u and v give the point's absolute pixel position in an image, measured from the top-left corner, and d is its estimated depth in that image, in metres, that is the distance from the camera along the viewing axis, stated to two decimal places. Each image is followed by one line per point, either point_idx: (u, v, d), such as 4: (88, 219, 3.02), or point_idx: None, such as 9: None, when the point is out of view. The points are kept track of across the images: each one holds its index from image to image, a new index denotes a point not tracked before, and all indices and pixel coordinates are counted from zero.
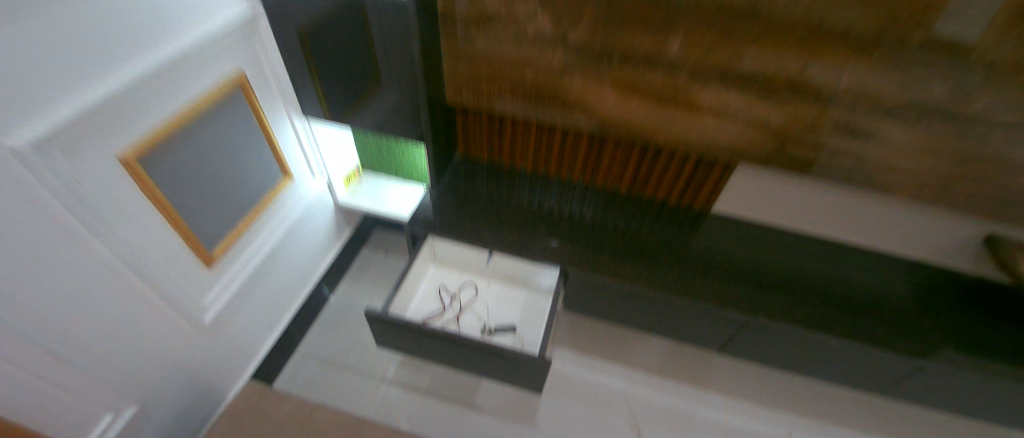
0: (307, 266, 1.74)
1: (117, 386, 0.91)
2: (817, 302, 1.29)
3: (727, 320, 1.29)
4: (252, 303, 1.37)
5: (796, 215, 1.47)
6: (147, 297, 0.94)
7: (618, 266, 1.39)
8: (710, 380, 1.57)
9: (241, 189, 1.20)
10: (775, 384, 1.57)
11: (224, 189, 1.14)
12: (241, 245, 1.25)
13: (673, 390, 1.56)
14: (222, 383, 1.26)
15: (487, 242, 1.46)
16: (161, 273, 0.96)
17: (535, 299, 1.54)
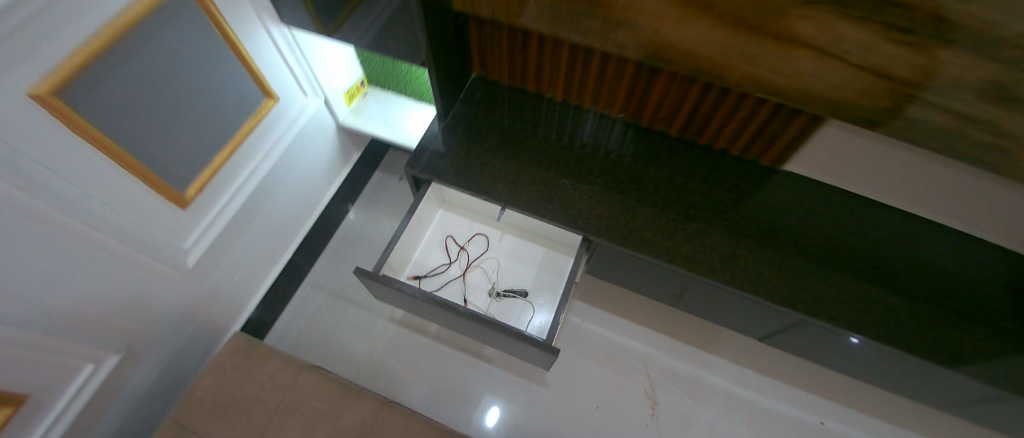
0: (312, 197, 1.62)
1: (94, 337, 0.88)
2: (886, 306, 1.08)
3: (773, 313, 1.11)
4: (247, 238, 1.29)
5: (891, 191, 1.17)
6: (110, 248, 0.86)
7: (649, 236, 1.18)
8: (729, 352, 1.56)
9: (209, 119, 1.02)
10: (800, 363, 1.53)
11: (186, 120, 0.96)
12: (220, 180, 1.11)
13: (689, 358, 1.55)
14: (222, 318, 1.26)
15: (499, 194, 1.26)
16: (121, 223, 0.86)
17: (552, 258, 1.38)
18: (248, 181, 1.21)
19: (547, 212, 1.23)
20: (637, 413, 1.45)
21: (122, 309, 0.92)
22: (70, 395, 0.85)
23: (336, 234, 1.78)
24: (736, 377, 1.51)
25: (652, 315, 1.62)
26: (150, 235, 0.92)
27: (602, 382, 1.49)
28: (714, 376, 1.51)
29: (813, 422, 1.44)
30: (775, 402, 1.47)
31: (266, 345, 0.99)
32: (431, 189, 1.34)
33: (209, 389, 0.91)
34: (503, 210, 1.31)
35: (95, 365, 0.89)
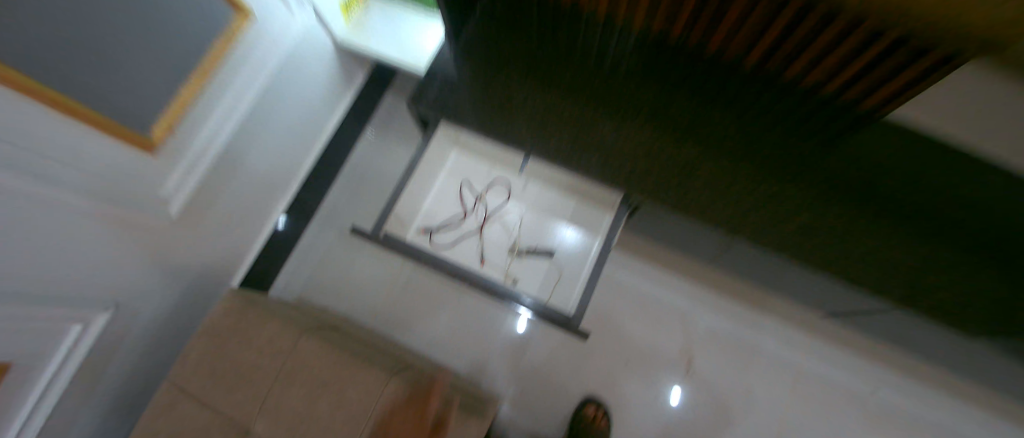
0: (316, 126, 1.41)
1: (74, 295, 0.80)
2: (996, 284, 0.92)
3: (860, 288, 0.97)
4: (238, 177, 1.13)
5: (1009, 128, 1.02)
6: (68, 204, 0.74)
7: (699, 196, 1.00)
8: (786, 314, 1.38)
9: (137, 33, 0.78)
10: (864, 330, 1.35)
11: (108, 36, 0.74)
12: (194, 119, 0.93)
13: (736, 318, 1.39)
14: (224, 260, 1.18)
15: (522, 138, 1.07)
16: (73, 176, 0.73)
17: (582, 212, 1.20)
18: (230, 113, 1.02)
19: (578, 164, 1.04)
20: (670, 374, 1.34)
21: (96, 264, 0.83)
22: (60, 359, 0.79)
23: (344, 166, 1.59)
24: (787, 341, 1.36)
25: (704, 270, 1.41)
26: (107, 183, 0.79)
27: (634, 337, 1.38)
28: (761, 339, 1.37)
29: (864, 392, 1.32)
30: (825, 368, 1.35)
31: (260, 307, 0.91)
32: (440, 131, 1.15)
33: (202, 353, 0.86)
34: (527, 159, 1.12)
35: (84, 325, 0.82)
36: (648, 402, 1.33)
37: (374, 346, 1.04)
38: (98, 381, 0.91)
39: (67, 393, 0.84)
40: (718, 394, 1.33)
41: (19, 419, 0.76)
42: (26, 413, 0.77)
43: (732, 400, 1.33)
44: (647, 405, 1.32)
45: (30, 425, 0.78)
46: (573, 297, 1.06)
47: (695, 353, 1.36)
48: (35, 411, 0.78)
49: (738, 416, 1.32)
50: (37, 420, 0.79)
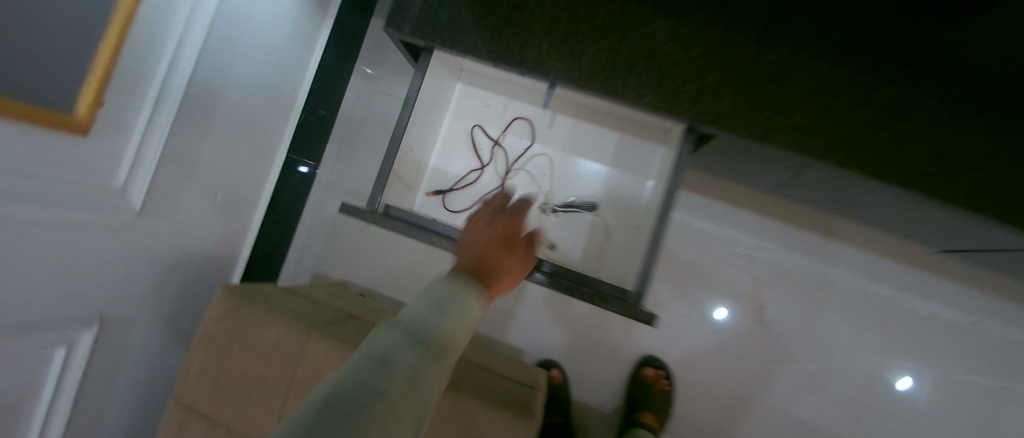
0: (302, 54, 1.07)
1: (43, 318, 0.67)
2: None
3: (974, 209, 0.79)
4: (214, 149, 0.90)
5: None
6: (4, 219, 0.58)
7: (776, 115, 0.76)
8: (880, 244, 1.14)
9: None
10: (977, 255, 1.11)
11: None
12: (120, 75, 0.67)
13: (818, 251, 1.14)
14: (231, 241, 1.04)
15: (544, 63, 0.80)
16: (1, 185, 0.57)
17: (628, 149, 0.95)
18: (175, 66, 0.75)
19: (620, 91, 0.80)
20: (734, 321, 1.16)
21: (67, 279, 0.69)
22: (52, 386, 0.70)
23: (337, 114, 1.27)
24: (878, 278, 1.14)
25: (778, 203, 1.14)
26: (31, 183, 0.60)
27: (697, 287, 1.16)
28: (848, 277, 1.14)
29: (970, 326, 1.12)
30: (923, 303, 1.13)
31: (258, 305, 0.77)
32: (437, 61, 0.87)
33: (205, 364, 0.76)
34: (552, 89, 0.84)
35: (67, 346, 0.71)
36: (712, 355, 1.16)
37: None
38: (109, 396, 0.82)
39: (74, 416, 0.76)
40: (798, 342, 1.15)
41: None
42: None
43: (813, 347, 1.14)
44: (709, 356, 1.16)
45: None
46: (633, 264, 0.85)
47: (767, 298, 1.15)
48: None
49: (821, 364, 1.14)
50: None
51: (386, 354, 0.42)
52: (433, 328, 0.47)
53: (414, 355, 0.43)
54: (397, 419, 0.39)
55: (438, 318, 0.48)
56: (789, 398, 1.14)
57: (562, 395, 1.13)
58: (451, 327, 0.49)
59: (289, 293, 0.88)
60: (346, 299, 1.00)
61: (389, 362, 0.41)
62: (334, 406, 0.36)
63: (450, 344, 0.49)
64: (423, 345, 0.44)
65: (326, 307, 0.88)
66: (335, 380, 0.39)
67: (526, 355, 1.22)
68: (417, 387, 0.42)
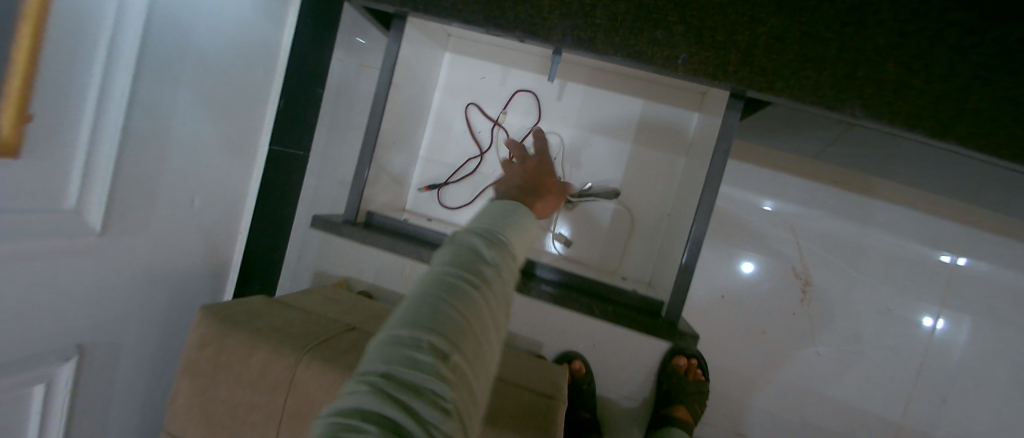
0: (269, 38, 0.89)
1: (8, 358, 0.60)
2: None
3: None
4: (184, 156, 0.79)
5: None
6: None
7: (885, 75, 0.52)
8: (973, 211, 0.93)
9: None
10: None
11: None
12: (47, 77, 0.55)
13: (889, 224, 0.95)
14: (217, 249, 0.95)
15: (541, 20, 0.55)
16: None
17: (652, 119, 0.80)
18: (114, 63, 0.63)
19: (648, 52, 0.54)
20: (783, 310, 0.98)
21: (33, 316, 0.62)
22: (37, 423, 0.66)
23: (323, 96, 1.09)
24: (961, 247, 0.94)
25: (842, 167, 0.93)
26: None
27: (739, 260, 0.98)
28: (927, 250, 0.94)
29: None
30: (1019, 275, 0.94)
31: (241, 328, 0.69)
32: (412, 28, 0.69)
33: (194, 393, 0.70)
34: (557, 56, 0.60)
35: (47, 383, 0.66)
36: (756, 349, 0.99)
37: None
38: (105, 422, 0.78)
39: None
40: (863, 328, 0.97)
41: None
42: None
43: (876, 330, 0.97)
44: (755, 351, 0.99)
45: None
46: (668, 265, 0.71)
47: (818, 276, 0.97)
48: None
49: (889, 351, 0.97)
50: None
51: (468, 255, 0.43)
52: (505, 230, 0.47)
53: (493, 255, 0.44)
54: (492, 309, 0.41)
55: (508, 222, 0.49)
56: (848, 390, 0.98)
57: (586, 389, 0.96)
58: (520, 231, 0.49)
59: (279, 304, 0.80)
60: (346, 303, 0.89)
61: (472, 261, 0.42)
62: (436, 295, 0.38)
63: (521, 247, 0.49)
64: (500, 245, 0.45)
65: (319, 318, 0.79)
66: (428, 278, 0.41)
67: (544, 350, 0.99)
68: (500, 282, 0.43)
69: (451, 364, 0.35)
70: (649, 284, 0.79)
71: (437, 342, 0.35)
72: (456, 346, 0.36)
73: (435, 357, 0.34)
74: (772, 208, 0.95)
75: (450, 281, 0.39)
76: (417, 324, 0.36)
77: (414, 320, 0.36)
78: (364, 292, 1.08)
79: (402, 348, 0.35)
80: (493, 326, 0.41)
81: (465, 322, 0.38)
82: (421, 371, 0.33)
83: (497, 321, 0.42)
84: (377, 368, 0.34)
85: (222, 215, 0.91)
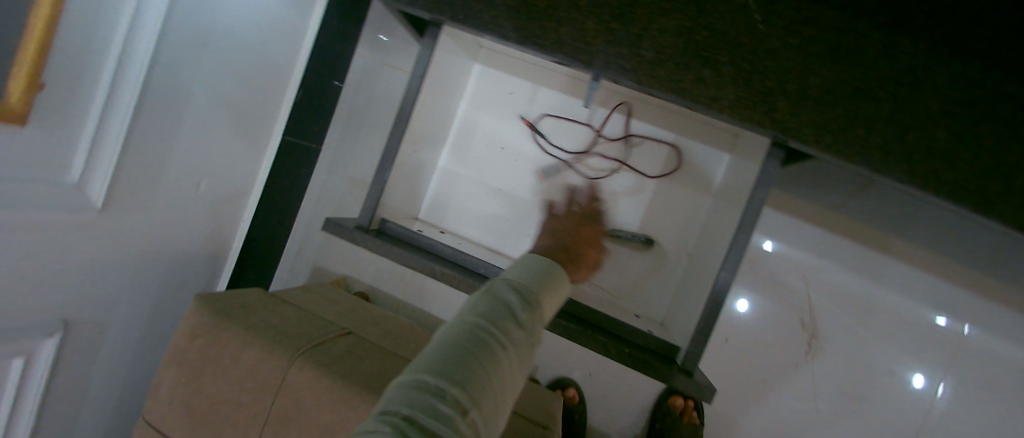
0: (295, 25, 0.87)
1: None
2: None
3: None
4: (195, 136, 0.77)
5: None
6: None
7: (931, 142, 0.52)
8: (995, 284, 0.90)
9: None
10: None
11: None
12: (62, 43, 0.53)
13: (910, 288, 0.91)
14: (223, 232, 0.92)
15: (586, 45, 0.54)
16: None
17: (684, 154, 0.78)
18: (135, 38, 0.61)
19: (691, 90, 0.53)
20: (790, 363, 0.95)
21: (19, 287, 0.59)
22: (12, 401, 0.61)
23: (345, 91, 1.06)
24: (979, 319, 0.91)
25: (865, 223, 0.90)
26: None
27: (732, 298, 0.95)
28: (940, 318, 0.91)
29: None
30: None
31: (236, 323, 0.67)
32: (446, 36, 0.66)
33: (178, 384, 0.67)
34: (595, 83, 0.58)
35: (26, 359, 0.62)
36: (759, 400, 0.96)
37: (404, 352, 0.76)
38: (81, 404, 0.73)
39: (39, 432, 0.67)
40: (870, 390, 0.94)
41: None
42: None
43: (884, 392, 0.93)
44: (756, 401, 0.96)
45: None
46: (685, 309, 0.69)
47: (828, 330, 0.94)
48: None
49: (896, 417, 0.93)
50: None
51: (500, 311, 0.45)
52: (539, 288, 0.50)
53: (523, 314, 0.46)
54: (512, 367, 0.43)
55: (542, 280, 0.51)
56: None
57: (579, 418, 0.94)
58: (551, 290, 0.51)
59: (277, 300, 0.77)
60: (344, 304, 0.87)
61: (503, 318, 0.44)
62: (466, 350, 0.40)
63: (550, 304, 0.52)
64: (531, 303, 0.47)
65: (316, 318, 0.77)
66: (460, 328, 0.42)
67: (538, 372, 1.00)
68: (525, 343, 0.45)
69: (471, 423, 0.36)
70: (661, 323, 0.77)
71: (461, 396, 0.37)
72: (475, 402, 0.37)
73: (456, 411, 0.36)
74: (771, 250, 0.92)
75: (484, 337, 0.41)
76: (446, 377, 0.37)
77: (443, 370, 0.38)
78: (361, 293, 1.08)
79: (429, 398, 0.36)
80: (509, 385, 0.43)
81: (487, 379, 0.39)
82: (444, 425, 0.34)
83: (514, 377, 0.44)
84: (403, 410, 0.36)
85: (228, 201, 0.89)
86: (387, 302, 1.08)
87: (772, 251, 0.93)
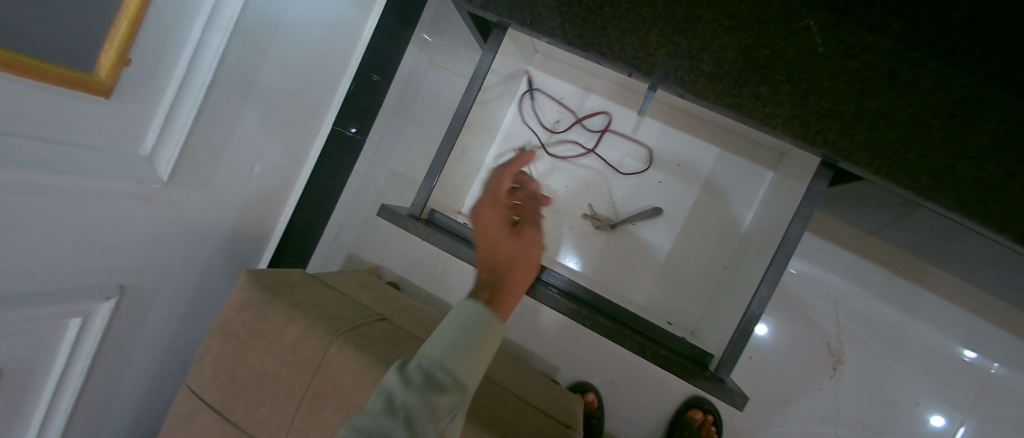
0: (357, 19, 0.90)
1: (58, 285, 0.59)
2: None
3: None
4: (255, 119, 0.79)
5: None
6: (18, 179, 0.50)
7: (979, 174, 0.54)
8: None
9: None
10: None
11: None
12: (152, 20, 0.56)
13: (942, 322, 0.90)
14: (267, 215, 0.95)
15: (646, 55, 0.59)
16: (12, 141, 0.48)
17: (727, 169, 0.80)
18: (214, 21, 0.63)
19: (748, 105, 0.58)
20: (813, 387, 0.94)
21: (87, 249, 0.61)
22: (65, 358, 0.63)
23: (391, 86, 1.10)
24: (1014, 360, 0.89)
25: (904, 251, 0.89)
26: (20, 143, 0.49)
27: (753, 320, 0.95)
28: (966, 352, 0.90)
29: None
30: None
31: (284, 299, 0.70)
32: (509, 40, 0.71)
33: (224, 353, 0.70)
34: (651, 92, 0.64)
35: (83, 318, 0.64)
36: (778, 420, 0.96)
37: None
38: (125, 370, 0.75)
39: (86, 392, 0.69)
40: (893, 421, 0.93)
41: (34, 425, 0.64)
42: (41, 416, 0.64)
43: (907, 425, 0.92)
44: (776, 421, 0.96)
45: (50, 428, 0.66)
46: (716, 322, 0.70)
47: (854, 357, 0.93)
48: (52, 414, 0.65)
49: None
50: (59, 424, 0.67)
51: (388, 408, 0.45)
52: (440, 371, 0.47)
53: (407, 410, 0.44)
54: None
55: (445, 361, 0.48)
56: None
57: (596, 424, 0.95)
58: (462, 371, 0.48)
59: (318, 282, 0.80)
60: (379, 292, 0.89)
61: (383, 421, 0.44)
62: None
63: (469, 387, 0.49)
64: (421, 393, 0.45)
65: (355, 303, 0.79)
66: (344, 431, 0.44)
67: (559, 375, 1.01)
68: None
69: None
70: (692, 332, 0.78)
71: None
72: None
73: None
74: (797, 272, 0.93)
75: None
76: None
77: None
78: (392, 282, 1.11)
79: None
80: None
81: None
82: None
83: None
84: None
85: (276, 183, 0.93)
86: (416, 293, 1.10)
87: (797, 272, 0.93)
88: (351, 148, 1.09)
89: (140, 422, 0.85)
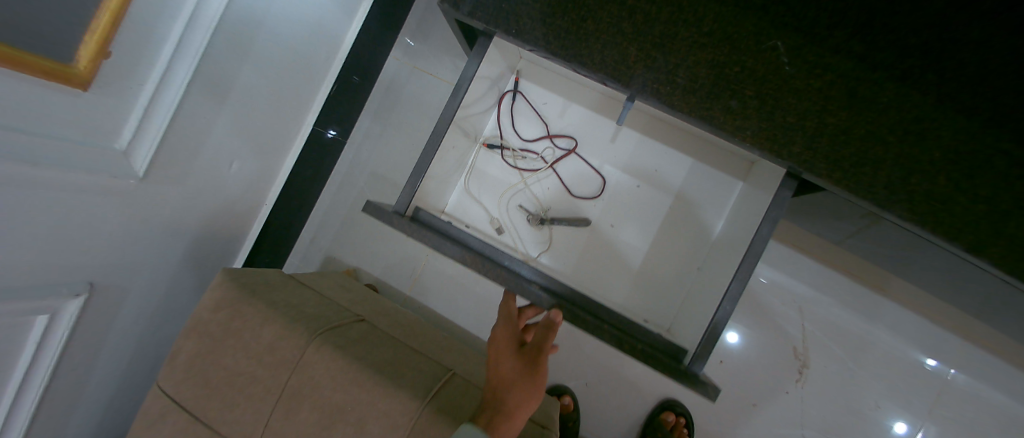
0: (340, 19, 0.90)
1: (21, 281, 0.57)
2: None
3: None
4: (236, 116, 0.79)
5: None
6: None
7: (928, 186, 0.58)
8: (986, 335, 0.93)
9: None
10: None
11: None
12: (133, 15, 0.56)
13: (902, 330, 0.95)
14: (244, 214, 0.94)
15: (624, 67, 0.62)
16: None
17: (698, 178, 0.83)
18: (198, 19, 0.62)
19: (720, 118, 0.61)
20: (779, 391, 0.98)
21: (55, 244, 0.59)
22: (28, 359, 0.61)
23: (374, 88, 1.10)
24: (970, 367, 0.94)
25: (868, 261, 0.93)
26: None
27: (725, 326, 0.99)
28: (928, 360, 0.95)
29: None
30: (1019, 407, 0.93)
31: (262, 299, 0.70)
32: (494, 46, 0.73)
33: (196, 355, 0.69)
34: (630, 102, 0.67)
35: (49, 317, 0.61)
36: (746, 423, 0.99)
37: (413, 344, 0.77)
38: (91, 370, 0.73)
39: (49, 394, 0.66)
40: (854, 423, 0.97)
41: None
42: None
43: (869, 428, 0.97)
44: (745, 423, 0.99)
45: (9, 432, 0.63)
46: (691, 320, 0.72)
47: (820, 362, 0.97)
48: (11, 417, 0.62)
49: None
50: (19, 427, 0.64)
51: None
52: None
53: None
54: None
55: None
56: None
57: (571, 427, 0.97)
58: None
59: (296, 282, 0.80)
60: (358, 293, 0.89)
61: None
62: None
63: None
64: None
65: (333, 304, 0.79)
66: None
67: None
68: None
69: None
70: (667, 330, 0.81)
71: None
72: None
73: None
74: (767, 280, 0.97)
75: None
76: None
77: None
78: (370, 285, 1.10)
79: None
80: None
81: None
82: None
83: None
84: None
85: (253, 181, 0.92)
86: (394, 296, 1.10)
87: (766, 281, 0.97)
88: (333, 148, 1.09)
89: (104, 426, 0.82)
